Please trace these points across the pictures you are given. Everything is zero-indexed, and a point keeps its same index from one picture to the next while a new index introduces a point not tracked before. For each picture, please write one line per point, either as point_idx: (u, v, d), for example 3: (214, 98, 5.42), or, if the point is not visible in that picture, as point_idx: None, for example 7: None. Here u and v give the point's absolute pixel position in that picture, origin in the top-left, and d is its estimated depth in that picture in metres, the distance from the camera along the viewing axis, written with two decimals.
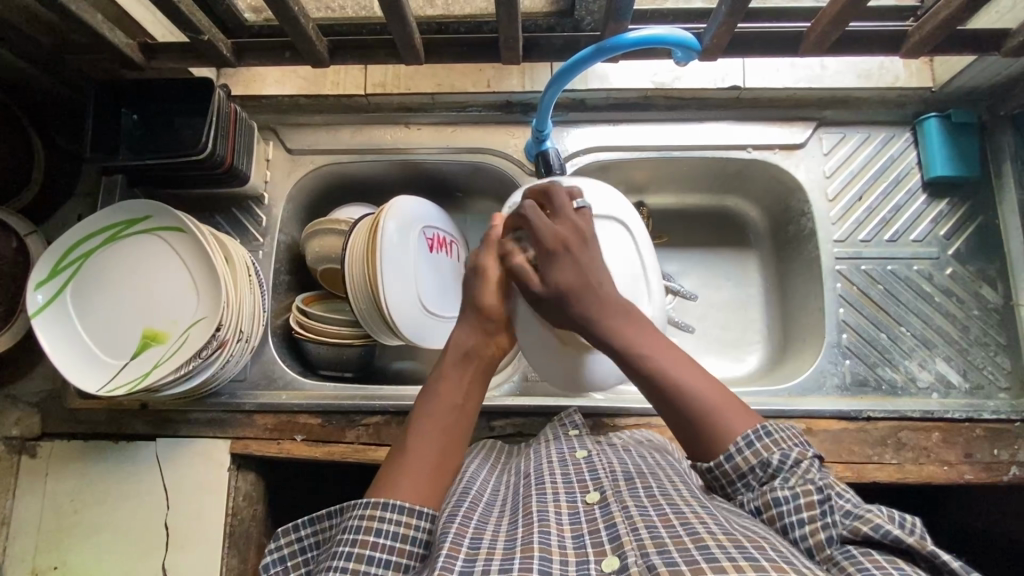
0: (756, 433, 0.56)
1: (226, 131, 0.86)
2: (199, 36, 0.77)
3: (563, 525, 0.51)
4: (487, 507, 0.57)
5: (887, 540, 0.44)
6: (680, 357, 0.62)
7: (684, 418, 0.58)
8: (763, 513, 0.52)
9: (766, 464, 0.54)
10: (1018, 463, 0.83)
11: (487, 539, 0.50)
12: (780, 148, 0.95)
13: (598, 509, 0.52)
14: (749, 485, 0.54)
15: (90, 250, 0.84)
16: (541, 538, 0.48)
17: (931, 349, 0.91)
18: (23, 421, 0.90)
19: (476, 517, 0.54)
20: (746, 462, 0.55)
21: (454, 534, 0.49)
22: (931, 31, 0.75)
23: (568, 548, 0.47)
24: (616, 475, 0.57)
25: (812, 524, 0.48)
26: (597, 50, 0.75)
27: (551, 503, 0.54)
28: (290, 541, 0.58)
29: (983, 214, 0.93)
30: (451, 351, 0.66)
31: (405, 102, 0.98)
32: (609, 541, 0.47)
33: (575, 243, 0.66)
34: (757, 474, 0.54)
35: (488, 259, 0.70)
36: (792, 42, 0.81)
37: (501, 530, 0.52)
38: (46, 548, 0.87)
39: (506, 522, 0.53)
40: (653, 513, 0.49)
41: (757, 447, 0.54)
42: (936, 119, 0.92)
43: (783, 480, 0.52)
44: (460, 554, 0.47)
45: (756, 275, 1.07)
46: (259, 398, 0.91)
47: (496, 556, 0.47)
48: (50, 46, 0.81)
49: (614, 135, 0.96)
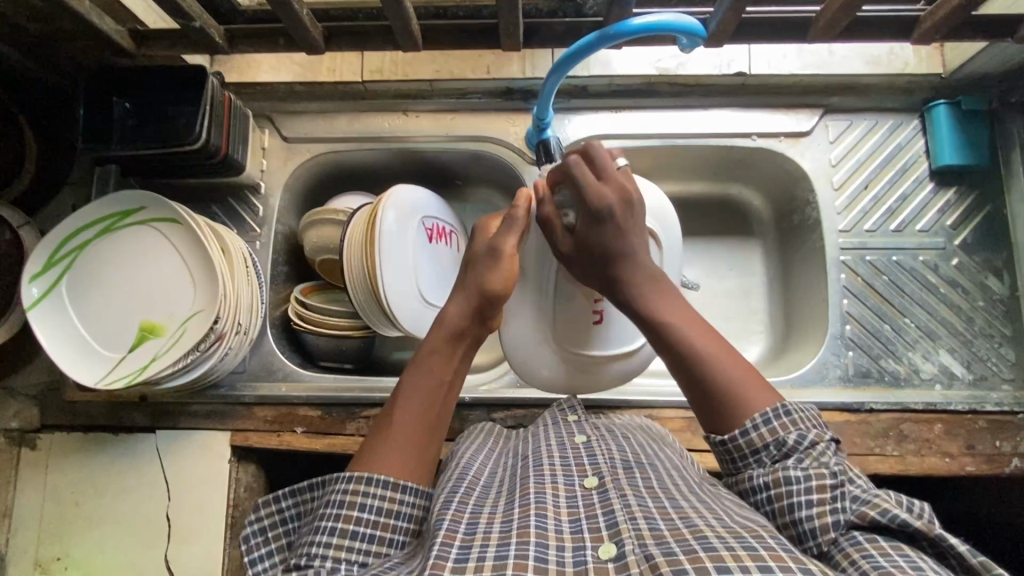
0: (776, 410, 0.55)
1: (221, 120, 0.85)
2: (191, 23, 0.75)
3: (559, 509, 0.50)
4: (483, 492, 0.57)
5: (895, 525, 0.45)
6: (699, 324, 0.61)
7: (700, 397, 0.58)
8: (772, 492, 0.52)
9: (782, 444, 0.53)
10: (1019, 455, 0.83)
11: (483, 523, 0.50)
12: (785, 137, 0.94)
13: (596, 494, 0.52)
14: (760, 463, 0.54)
15: (85, 241, 0.83)
16: (537, 522, 0.48)
17: (935, 341, 0.90)
18: (23, 414, 0.89)
19: (471, 502, 0.53)
20: (762, 438, 0.54)
21: (449, 520, 0.49)
22: (944, 16, 0.73)
23: (565, 533, 0.47)
24: (614, 461, 0.57)
25: (821, 506, 0.49)
26: (601, 37, 0.71)
27: (549, 484, 0.54)
28: (271, 513, 0.58)
29: (991, 203, 0.92)
30: (450, 322, 0.63)
31: (403, 89, 0.96)
32: (607, 526, 0.47)
33: (621, 205, 0.64)
34: (770, 451, 0.54)
35: (510, 244, 0.67)
36: (800, 28, 0.79)
37: (497, 512, 0.51)
38: (49, 540, 0.87)
39: (501, 505, 0.53)
40: (651, 504, 0.49)
41: (773, 426, 0.54)
42: (945, 105, 0.90)
43: (798, 462, 0.52)
44: (455, 540, 0.46)
45: (759, 264, 1.06)
46: (259, 390, 0.91)
47: (492, 540, 0.46)
48: (37, 33, 0.78)
49: (616, 123, 0.94)
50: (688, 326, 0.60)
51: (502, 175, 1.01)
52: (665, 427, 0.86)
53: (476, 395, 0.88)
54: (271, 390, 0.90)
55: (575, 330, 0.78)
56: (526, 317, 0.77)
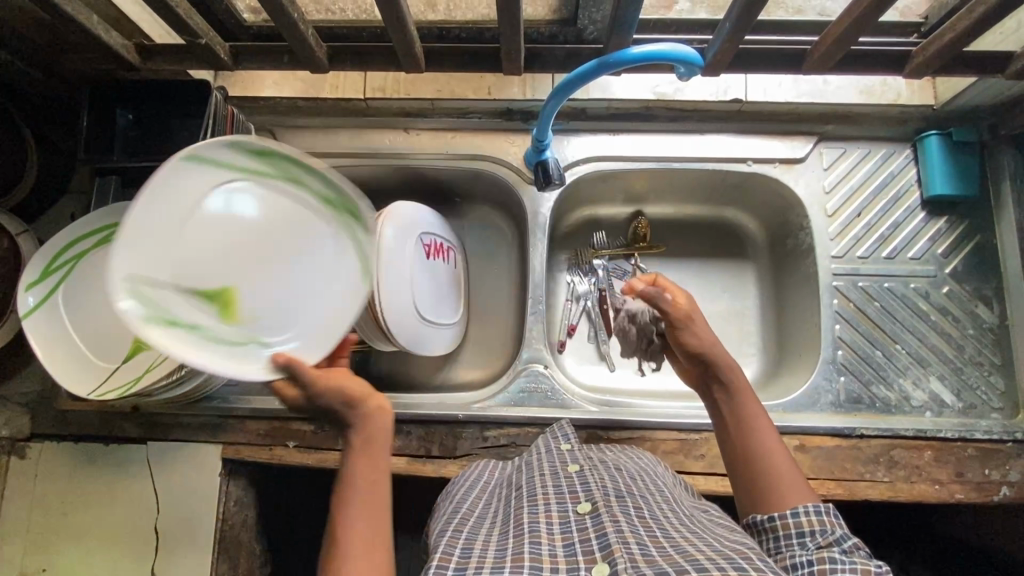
0: (823, 506, 0.57)
1: (223, 134, 0.85)
2: (197, 40, 0.76)
3: (554, 535, 0.51)
4: (479, 519, 0.58)
5: None
6: (770, 439, 0.65)
7: (754, 485, 0.63)
8: (814, 568, 0.50)
9: (827, 532, 0.54)
10: (1008, 484, 0.83)
11: (478, 548, 0.51)
12: (779, 163, 0.95)
13: (590, 518, 0.52)
14: (804, 546, 0.54)
15: (82, 251, 0.84)
16: (531, 548, 0.49)
17: (925, 368, 0.91)
18: (13, 421, 0.88)
19: (465, 530, 0.55)
20: (808, 524, 0.55)
21: (446, 545, 0.51)
22: (935, 52, 0.75)
23: (559, 557, 0.48)
24: (606, 489, 0.57)
25: None
26: (601, 64, 0.72)
27: (542, 513, 0.54)
28: None
29: (982, 232, 0.93)
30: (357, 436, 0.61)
31: (405, 107, 0.97)
32: (599, 548, 0.48)
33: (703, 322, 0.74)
34: (815, 538, 0.55)
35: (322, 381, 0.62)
36: (796, 59, 0.80)
37: (491, 539, 0.52)
38: (34, 551, 0.86)
39: (496, 533, 0.53)
40: (643, 532, 0.50)
41: (824, 517, 0.55)
42: (936, 137, 0.92)
43: (843, 552, 0.52)
44: (450, 563, 0.48)
45: (753, 287, 1.07)
46: (251, 403, 0.90)
47: (487, 563, 0.47)
48: (43, 45, 0.79)
49: (613, 145, 0.96)
50: (773, 445, 0.64)
51: (501, 193, 1.02)
52: (657, 449, 0.86)
53: (469, 412, 0.88)
54: (264, 403, 0.90)
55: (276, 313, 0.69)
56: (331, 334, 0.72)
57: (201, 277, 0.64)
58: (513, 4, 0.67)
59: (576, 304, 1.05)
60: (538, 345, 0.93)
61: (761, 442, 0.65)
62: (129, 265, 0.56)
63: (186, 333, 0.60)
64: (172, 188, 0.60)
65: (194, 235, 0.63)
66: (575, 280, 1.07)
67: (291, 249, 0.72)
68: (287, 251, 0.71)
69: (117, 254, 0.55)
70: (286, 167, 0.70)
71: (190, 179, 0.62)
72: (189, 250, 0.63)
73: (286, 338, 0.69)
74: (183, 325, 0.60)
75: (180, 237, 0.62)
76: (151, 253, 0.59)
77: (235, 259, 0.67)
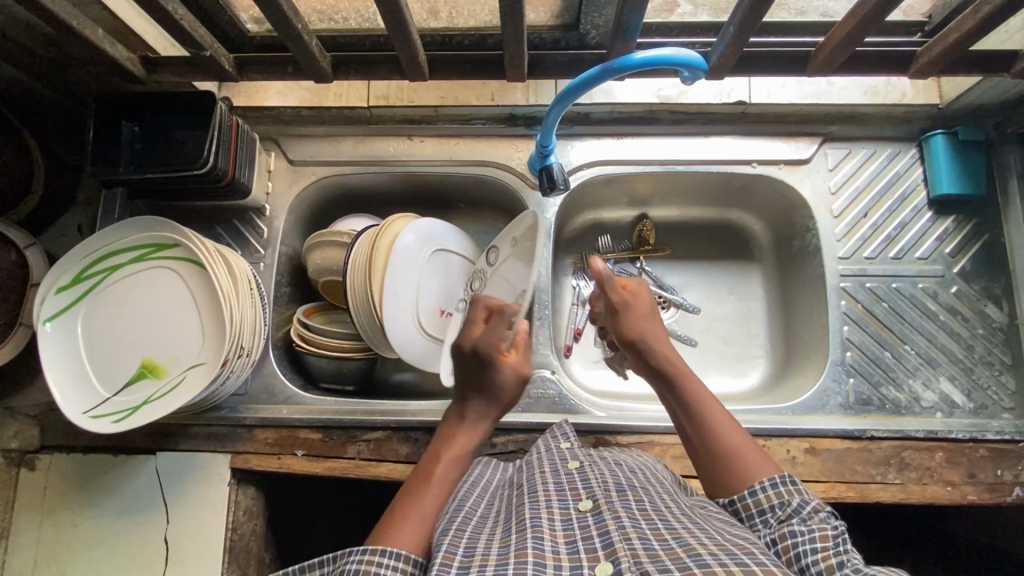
0: (781, 478, 0.57)
1: (228, 144, 0.86)
2: (202, 52, 0.77)
3: (555, 531, 0.51)
4: (481, 520, 0.58)
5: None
6: (728, 427, 0.65)
7: (716, 471, 0.62)
8: (779, 546, 0.52)
9: (786, 504, 0.55)
10: (1021, 484, 0.83)
11: (481, 547, 0.51)
12: (785, 164, 0.95)
13: (591, 516, 0.52)
14: (767, 523, 0.55)
15: (89, 261, 0.83)
16: (533, 544, 0.48)
17: (935, 369, 0.90)
18: (22, 433, 0.88)
19: (468, 530, 0.54)
20: (768, 500, 0.56)
21: (447, 544, 0.51)
22: (940, 52, 0.74)
23: (562, 554, 0.47)
24: (608, 485, 0.57)
25: (825, 552, 0.48)
26: (603, 70, 0.72)
27: (544, 509, 0.54)
28: None
29: (989, 231, 0.93)
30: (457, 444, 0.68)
31: (408, 115, 0.98)
32: (602, 546, 0.47)
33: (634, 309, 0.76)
34: (776, 513, 0.55)
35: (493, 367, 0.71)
36: (799, 61, 0.80)
37: (494, 538, 0.52)
38: (45, 562, 0.86)
39: (499, 531, 0.53)
40: (645, 526, 0.50)
41: (781, 489, 0.56)
42: (942, 135, 0.92)
43: (802, 521, 0.53)
44: (453, 562, 0.48)
45: (760, 289, 1.07)
46: (260, 413, 0.90)
47: (491, 561, 0.47)
48: (50, 59, 0.79)
49: (618, 149, 0.96)
50: (733, 434, 0.64)
51: (506, 199, 1.02)
52: (667, 453, 0.86)
53: None
54: (272, 412, 0.90)
55: (204, 325, 0.83)
56: (243, 309, 0.82)
57: (168, 350, 0.83)
58: (518, 11, 0.67)
59: (582, 308, 1.05)
60: (544, 351, 0.93)
61: (716, 428, 0.65)
62: (77, 407, 0.80)
63: (171, 391, 0.81)
64: (54, 337, 0.81)
65: (118, 351, 0.83)
66: (581, 284, 1.07)
67: (167, 311, 0.83)
68: (170, 309, 0.84)
69: (65, 400, 0.80)
70: (120, 253, 0.84)
71: (69, 320, 0.83)
72: (133, 349, 0.83)
73: (198, 355, 0.82)
74: (146, 403, 0.80)
75: (127, 349, 0.83)
76: (107, 371, 0.82)
77: (158, 338, 0.83)
